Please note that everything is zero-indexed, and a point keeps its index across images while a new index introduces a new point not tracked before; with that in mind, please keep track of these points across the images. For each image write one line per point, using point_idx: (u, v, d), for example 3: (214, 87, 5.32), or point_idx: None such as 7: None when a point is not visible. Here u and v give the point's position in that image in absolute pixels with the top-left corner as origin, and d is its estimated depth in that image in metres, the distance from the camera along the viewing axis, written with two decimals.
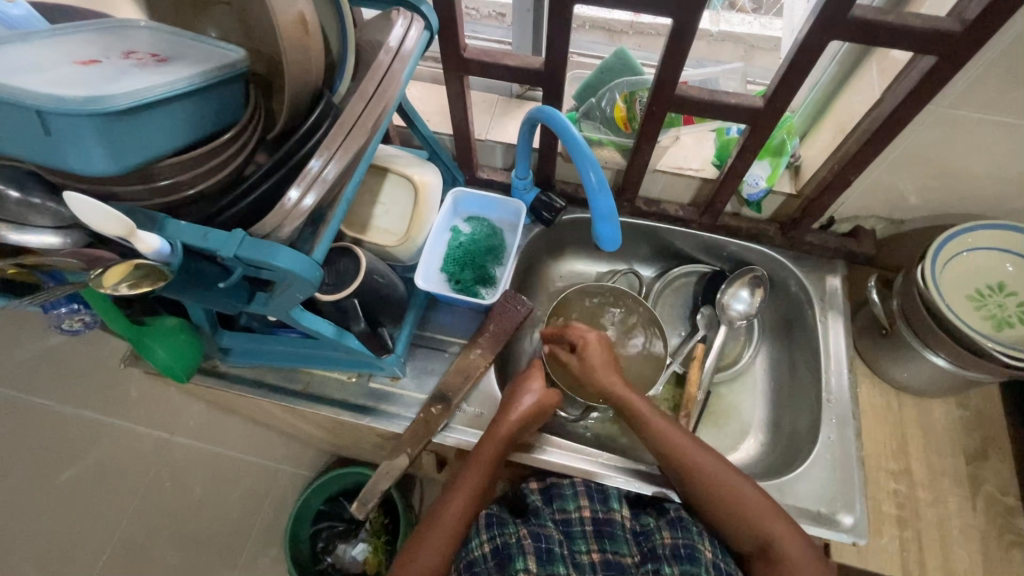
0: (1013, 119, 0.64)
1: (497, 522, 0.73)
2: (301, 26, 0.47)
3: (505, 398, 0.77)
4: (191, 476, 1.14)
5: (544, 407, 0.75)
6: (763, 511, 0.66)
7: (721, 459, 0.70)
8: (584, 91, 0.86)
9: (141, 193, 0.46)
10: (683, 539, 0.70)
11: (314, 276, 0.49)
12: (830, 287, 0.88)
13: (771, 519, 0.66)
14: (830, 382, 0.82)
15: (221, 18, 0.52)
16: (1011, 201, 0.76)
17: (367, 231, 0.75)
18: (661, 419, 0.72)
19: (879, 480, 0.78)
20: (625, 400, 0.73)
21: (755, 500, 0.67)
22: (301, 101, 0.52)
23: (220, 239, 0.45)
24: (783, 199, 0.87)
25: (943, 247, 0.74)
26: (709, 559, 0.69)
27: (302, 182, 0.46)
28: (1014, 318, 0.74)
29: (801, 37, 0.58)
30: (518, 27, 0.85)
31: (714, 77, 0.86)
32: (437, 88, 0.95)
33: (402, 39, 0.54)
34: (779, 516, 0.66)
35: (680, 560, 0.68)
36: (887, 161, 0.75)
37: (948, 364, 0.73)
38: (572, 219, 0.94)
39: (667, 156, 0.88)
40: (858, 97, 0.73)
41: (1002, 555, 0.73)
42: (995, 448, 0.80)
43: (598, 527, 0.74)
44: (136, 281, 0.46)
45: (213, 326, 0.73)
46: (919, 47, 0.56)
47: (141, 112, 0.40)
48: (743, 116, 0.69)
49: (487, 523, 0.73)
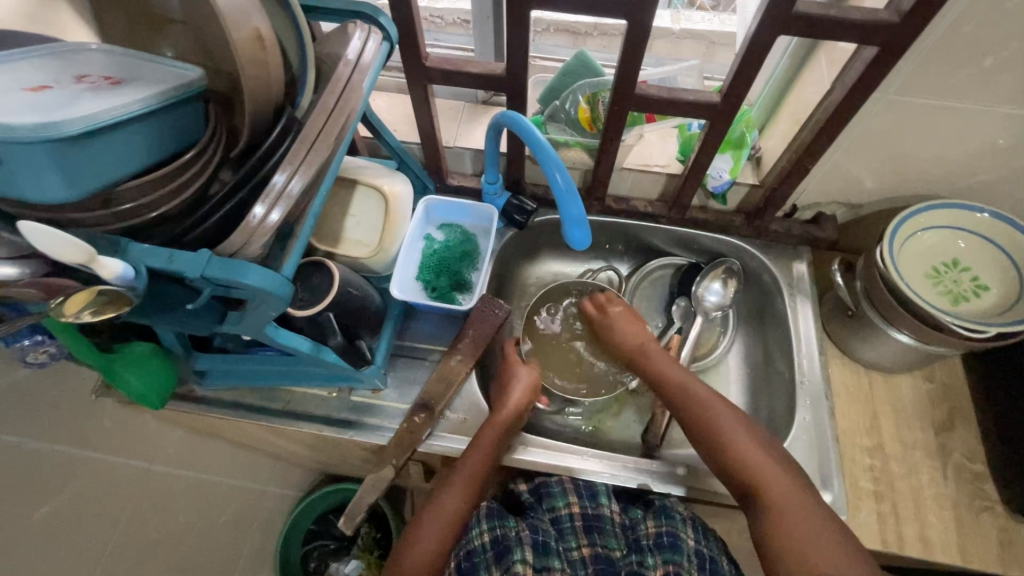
0: (954, 102, 0.68)
1: (497, 514, 0.74)
2: (258, 42, 0.47)
3: (497, 391, 0.79)
4: (173, 504, 1.10)
5: (533, 390, 0.78)
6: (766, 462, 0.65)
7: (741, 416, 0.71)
8: (548, 95, 0.87)
9: (102, 218, 0.45)
10: (667, 527, 0.72)
11: (285, 293, 0.49)
12: (797, 272, 0.91)
13: (771, 469, 0.65)
14: (803, 364, 0.84)
15: (177, 37, 0.52)
16: (960, 181, 0.80)
17: (340, 244, 0.75)
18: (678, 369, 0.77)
19: (855, 456, 0.81)
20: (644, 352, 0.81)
21: (756, 453, 0.66)
22: (263, 117, 0.52)
23: (186, 260, 0.44)
24: (747, 189, 0.89)
25: (900, 227, 0.77)
26: (691, 547, 0.71)
27: (267, 199, 0.46)
28: (969, 293, 0.77)
29: (751, 34, 0.60)
30: (479, 34, 0.86)
31: (673, 75, 0.89)
32: (402, 97, 0.95)
33: (361, 51, 0.54)
34: (781, 469, 0.65)
35: (661, 549, 0.71)
36: (842, 148, 0.78)
37: (911, 339, 0.76)
38: (543, 221, 0.95)
39: (633, 153, 0.90)
40: (811, 88, 0.76)
41: (973, 519, 0.76)
42: (961, 418, 0.83)
43: (587, 522, 0.74)
44: (100, 307, 0.45)
45: (186, 349, 0.70)
46: (862, 38, 0.59)
47: (95, 136, 0.40)
48: (702, 111, 0.71)
49: (486, 514, 0.74)
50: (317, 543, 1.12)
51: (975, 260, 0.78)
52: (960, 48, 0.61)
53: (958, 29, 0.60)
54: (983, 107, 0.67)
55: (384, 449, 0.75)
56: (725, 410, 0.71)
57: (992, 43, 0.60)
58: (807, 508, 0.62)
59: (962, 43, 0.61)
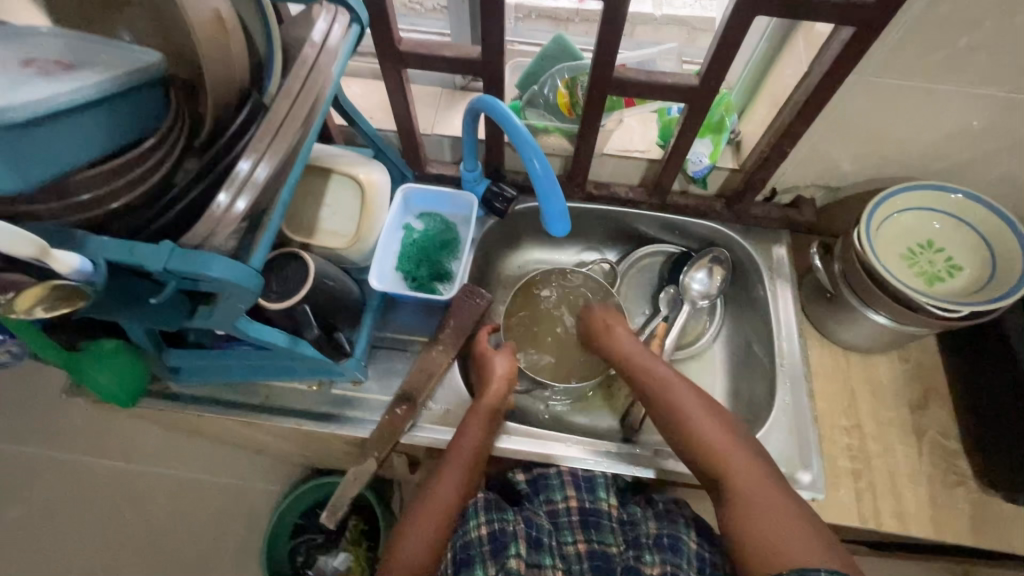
0: (930, 84, 0.68)
1: (496, 507, 0.73)
2: (218, 24, 0.45)
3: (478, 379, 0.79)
4: (153, 502, 1.08)
5: (512, 368, 0.78)
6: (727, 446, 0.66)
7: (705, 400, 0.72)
8: (527, 80, 0.86)
9: (58, 210, 0.43)
10: (667, 530, 0.72)
11: (255, 285, 0.47)
12: (776, 256, 0.92)
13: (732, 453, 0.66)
14: (783, 347, 0.85)
15: (132, 20, 0.50)
16: (935, 163, 0.81)
17: (315, 235, 0.74)
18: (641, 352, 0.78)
19: (833, 436, 0.82)
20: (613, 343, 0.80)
21: (721, 438, 0.67)
22: (226, 102, 0.50)
23: (148, 251, 0.42)
24: (727, 174, 0.89)
25: (876, 209, 0.78)
26: (693, 549, 0.71)
27: (232, 187, 0.44)
28: (944, 273, 0.78)
29: (729, 15, 0.60)
30: (456, 18, 0.84)
31: (652, 59, 0.87)
32: (378, 84, 0.93)
33: (327, 33, 0.52)
34: (746, 453, 0.66)
35: (662, 550, 0.70)
36: (820, 131, 0.78)
37: (888, 321, 0.77)
38: (524, 209, 0.94)
39: (613, 139, 0.89)
40: (789, 71, 0.76)
41: (947, 494, 0.78)
42: (936, 397, 0.85)
43: (586, 517, 0.74)
44: (49, 305, 0.43)
45: (156, 345, 0.67)
46: (838, 19, 0.58)
47: (44, 122, 0.38)
48: (681, 95, 0.70)
49: (485, 506, 0.73)
50: (305, 537, 1.10)
51: (949, 241, 0.79)
52: (935, 29, 0.62)
53: (933, 9, 0.60)
54: (958, 88, 0.68)
55: (367, 442, 0.74)
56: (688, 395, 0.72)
57: (966, 23, 0.61)
58: (766, 488, 0.62)
59: (937, 24, 0.61)
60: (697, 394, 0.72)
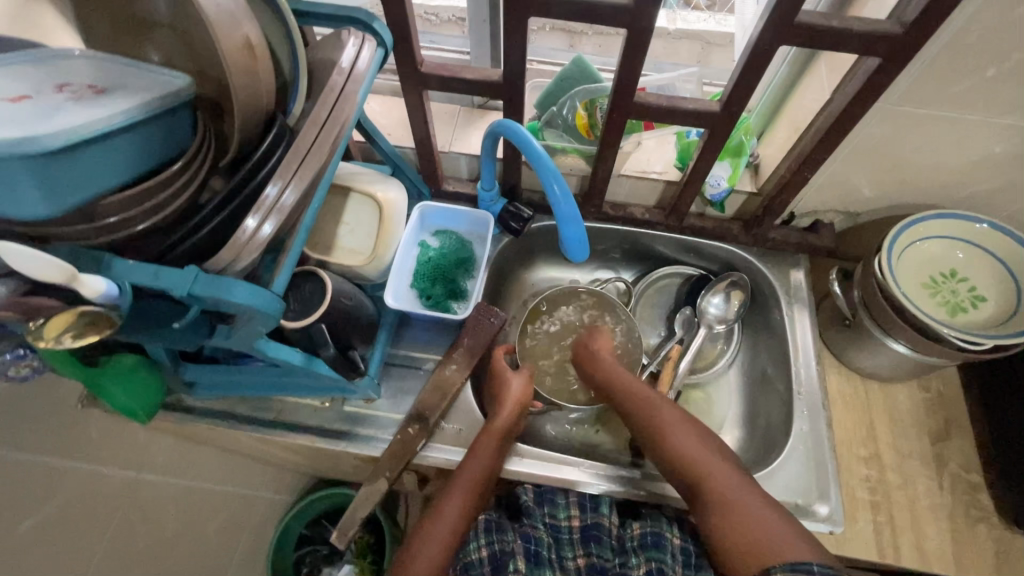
0: (954, 113, 0.67)
1: (495, 527, 0.73)
2: (247, 50, 0.46)
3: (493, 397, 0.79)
4: (163, 512, 1.08)
5: (528, 391, 0.77)
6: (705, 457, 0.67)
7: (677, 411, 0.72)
8: (546, 100, 0.86)
9: (84, 232, 0.43)
10: (651, 528, 0.74)
11: (276, 309, 0.47)
12: (794, 281, 0.91)
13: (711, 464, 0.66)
14: (800, 373, 0.84)
15: (165, 42, 0.51)
16: (958, 191, 0.80)
17: (333, 252, 0.74)
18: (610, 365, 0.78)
19: (851, 466, 0.80)
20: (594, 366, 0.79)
21: (694, 447, 0.68)
22: (253, 126, 0.50)
23: (173, 276, 0.42)
24: (745, 197, 0.89)
25: (898, 237, 0.76)
26: (677, 543, 0.73)
27: (259, 211, 0.45)
28: (967, 303, 0.77)
29: (752, 44, 0.60)
30: (476, 38, 0.84)
31: (672, 82, 0.87)
32: (397, 101, 0.94)
33: (355, 58, 0.52)
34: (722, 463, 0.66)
35: (647, 549, 0.72)
36: (840, 158, 0.77)
37: (908, 349, 0.76)
38: (540, 227, 0.94)
39: (631, 160, 0.89)
40: (811, 96, 0.75)
41: (969, 530, 0.76)
42: (957, 428, 0.83)
43: (586, 531, 0.74)
44: (79, 331, 0.44)
45: (174, 360, 0.68)
46: (864, 50, 0.58)
47: (80, 147, 0.39)
48: (702, 120, 0.70)
49: (485, 528, 0.73)
50: (310, 549, 1.10)
51: (973, 270, 0.78)
52: (962, 59, 0.61)
53: (960, 40, 0.59)
54: (983, 117, 0.67)
55: (378, 462, 0.74)
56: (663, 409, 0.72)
57: (995, 54, 0.60)
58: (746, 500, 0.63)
59: (964, 53, 0.60)
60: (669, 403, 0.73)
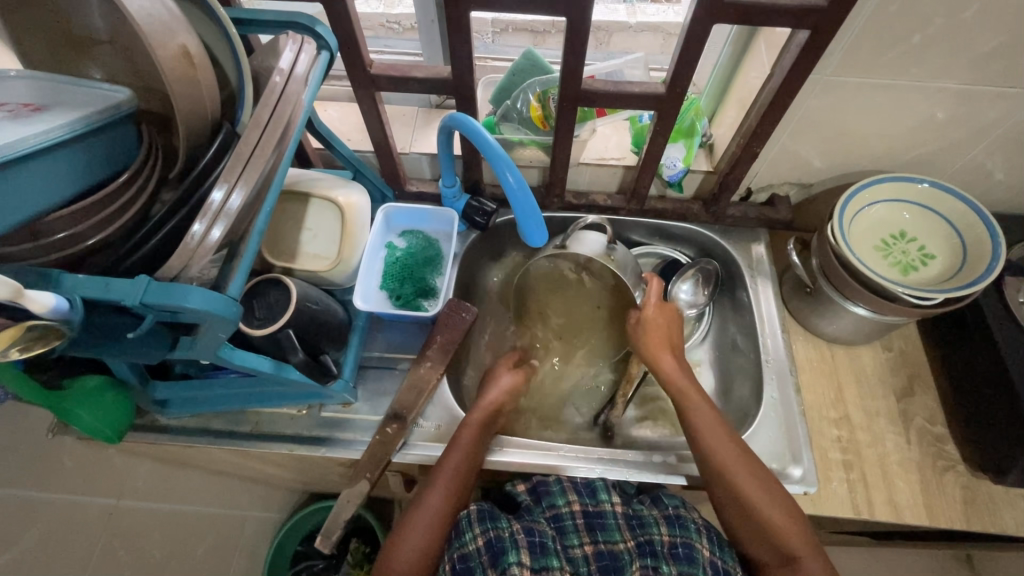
0: (887, 80, 0.70)
1: (489, 515, 0.73)
2: (186, 59, 0.46)
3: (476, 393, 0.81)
4: (147, 538, 1.06)
5: (517, 385, 0.80)
6: (802, 545, 0.65)
7: (767, 481, 0.68)
8: (500, 95, 0.87)
9: (32, 250, 0.43)
10: (681, 537, 0.73)
11: (233, 314, 0.47)
12: (756, 254, 0.94)
13: (808, 557, 0.64)
14: (767, 343, 0.86)
15: (105, 58, 0.50)
16: (901, 155, 0.83)
17: (297, 259, 0.74)
18: (695, 406, 0.74)
19: (822, 428, 0.83)
20: (677, 385, 0.76)
21: (767, 501, 0.67)
22: (198, 135, 0.50)
23: (124, 286, 0.42)
24: (702, 176, 0.91)
25: (848, 204, 0.79)
26: (707, 558, 0.71)
27: (205, 216, 0.45)
28: (917, 262, 0.80)
29: (685, 26, 0.62)
30: (427, 39, 0.85)
31: (619, 69, 0.89)
32: (354, 105, 0.94)
33: (294, 62, 0.53)
34: (793, 515, 0.67)
35: (678, 560, 0.71)
36: (787, 131, 0.80)
37: (868, 312, 0.78)
38: (504, 221, 0.95)
39: (589, 149, 0.90)
40: (754, 73, 0.78)
41: (937, 480, 0.79)
42: (920, 383, 0.86)
43: (591, 519, 0.75)
44: (26, 345, 0.44)
45: (142, 379, 0.68)
46: (794, 23, 0.60)
47: (19, 164, 0.39)
48: (650, 103, 0.72)
49: (478, 517, 0.73)
50: (306, 564, 1.09)
51: (919, 230, 0.81)
52: (887, 27, 0.63)
53: (884, 9, 0.62)
54: (915, 82, 0.70)
55: (358, 464, 0.73)
56: (740, 462, 0.69)
57: (917, 21, 0.63)
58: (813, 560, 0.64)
59: (888, 21, 0.63)
60: (739, 446, 0.71)
